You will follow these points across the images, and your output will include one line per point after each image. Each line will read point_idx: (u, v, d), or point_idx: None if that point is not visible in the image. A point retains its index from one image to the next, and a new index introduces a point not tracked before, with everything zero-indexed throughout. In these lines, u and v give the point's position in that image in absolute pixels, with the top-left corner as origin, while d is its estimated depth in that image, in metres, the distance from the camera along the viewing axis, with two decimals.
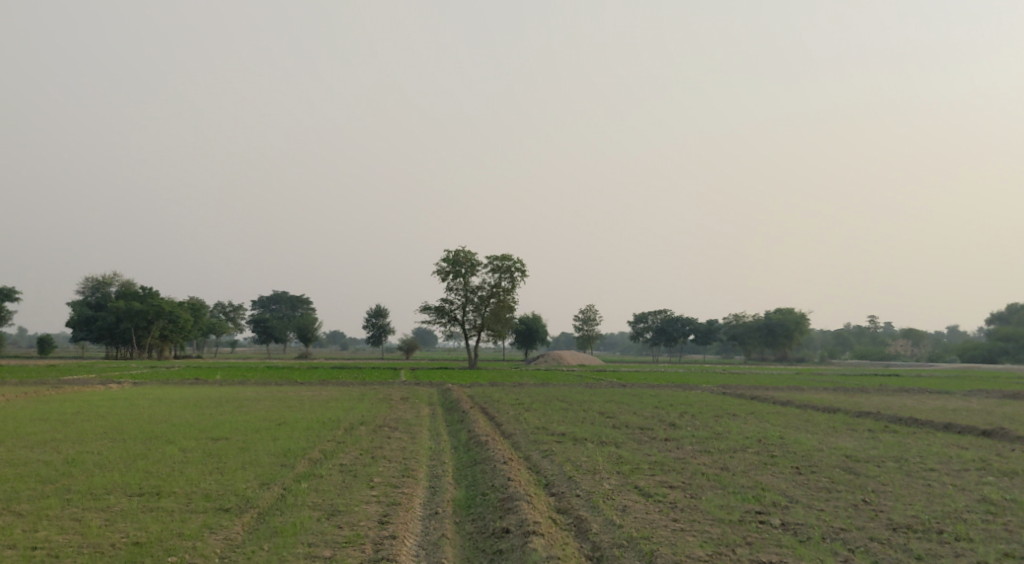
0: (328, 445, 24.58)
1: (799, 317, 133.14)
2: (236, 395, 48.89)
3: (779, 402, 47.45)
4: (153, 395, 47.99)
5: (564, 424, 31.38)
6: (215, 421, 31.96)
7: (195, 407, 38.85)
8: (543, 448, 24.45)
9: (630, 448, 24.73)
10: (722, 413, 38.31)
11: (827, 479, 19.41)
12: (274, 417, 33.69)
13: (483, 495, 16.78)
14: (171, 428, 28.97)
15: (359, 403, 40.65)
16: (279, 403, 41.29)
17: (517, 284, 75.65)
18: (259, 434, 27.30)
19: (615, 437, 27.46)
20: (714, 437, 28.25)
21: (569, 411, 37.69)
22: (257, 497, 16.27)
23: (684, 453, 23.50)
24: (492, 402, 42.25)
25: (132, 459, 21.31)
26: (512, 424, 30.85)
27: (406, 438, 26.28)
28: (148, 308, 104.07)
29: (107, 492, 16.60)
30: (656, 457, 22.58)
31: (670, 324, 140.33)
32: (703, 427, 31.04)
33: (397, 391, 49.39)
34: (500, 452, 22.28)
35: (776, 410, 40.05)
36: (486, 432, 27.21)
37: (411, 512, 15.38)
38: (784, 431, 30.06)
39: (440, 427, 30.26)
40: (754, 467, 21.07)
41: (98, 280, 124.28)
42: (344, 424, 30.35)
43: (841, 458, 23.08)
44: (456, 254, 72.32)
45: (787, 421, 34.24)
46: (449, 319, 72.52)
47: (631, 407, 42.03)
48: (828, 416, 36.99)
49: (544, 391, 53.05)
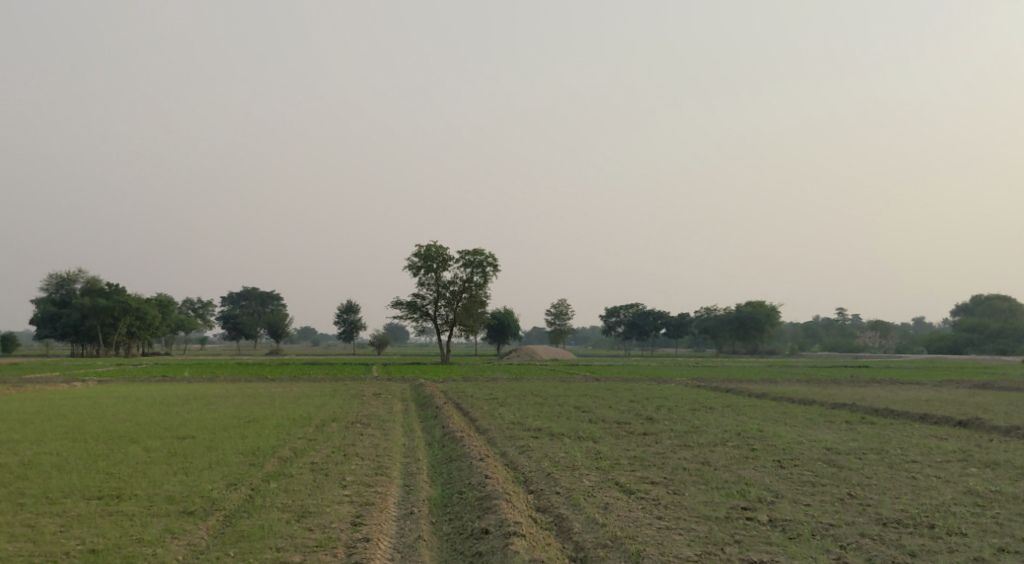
0: (299, 443, 23.88)
1: (769, 311, 133.79)
2: (204, 392, 47.83)
3: (754, 395, 47.23)
4: (118, 393, 46.84)
5: (539, 419, 30.85)
6: (180, 420, 31.06)
7: (161, 405, 37.86)
8: (519, 444, 23.88)
9: (609, 443, 24.22)
10: (699, 406, 37.92)
11: (810, 473, 19.02)
12: (243, 414, 32.83)
13: (460, 493, 16.18)
14: (135, 427, 28.06)
15: (330, 400, 39.91)
16: (248, 400, 40.39)
17: (490, 278, 75.00)
18: (227, 433, 26.49)
19: (593, 432, 26.94)
20: (693, 430, 27.81)
21: (544, 406, 37.15)
22: (223, 499, 15.57)
23: (664, 448, 23.04)
24: (466, 397, 41.60)
25: (93, 461, 20.50)
26: (487, 420, 30.26)
27: (379, 435, 25.60)
28: (114, 305, 102.27)
29: (65, 496, 15.85)
30: (636, 452, 22.13)
31: (642, 318, 140.38)
32: (680, 421, 30.60)
33: (369, 387, 48.61)
34: (476, 449, 21.68)
35: (751, 403, 39.77)
36: (460, 428, 26.58)
37: (386, 513, 14.76)
38: (762, 424, 29.70)
39: (414, 423, 29.61)
40: (735, 461, 20.66)
41: (63, 277, 122.02)
42: (314, 421, 29.60)
43: (823, 450, 22.71)
44: (427, 248, 71.54)
45: (764, 414, 33.93)
46: (421, 315, 71.73)
47: (606, 401, 41.58)
48: (804, 408, 36.74)
49: (518, 385, 52.50)
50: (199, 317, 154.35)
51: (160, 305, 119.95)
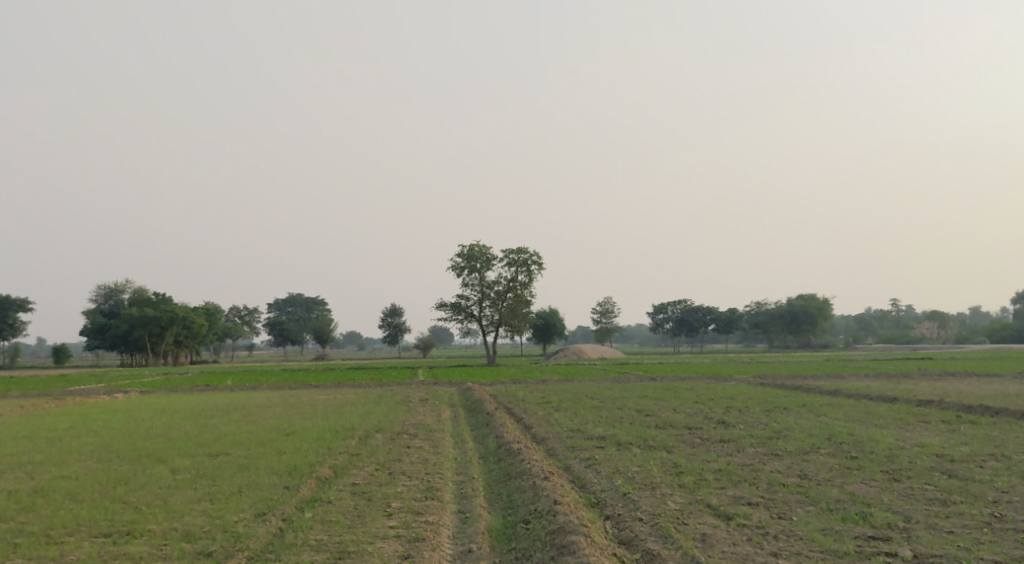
0: (340, 459, 21.57)
1: (823, 304, 129.44)
2: (247, 401, 46.21)
3: (824, 392, 44.09)
4: (158, 405, 45.34)
5: (600, 425, 28.28)
6: (218, 433, 29.18)
7: (200, 418, 36.07)
8: (584, 456, 21.38)
9: (685, 453, 21.65)
10: (770, 407, 34.97)
11: (933, 487, 16.23)
12: (284, 426, 30.85)
13: (525, 524, 13.73)
14: (166, 443, 26.17)
15: (376, 407, 37.81)
16: (291, 410, 38.43)
17: (536, 278, 72.50)
18: (264, 448, 24.43)
19: (664, 440, 24.23)
20: (774, 435, 25.03)
21: (603, 410, 34.63)
22: (249, 535, 13.34)
23: (750, 458, 20.34)
24: (517, 401, 39.22)
25: (112, 486, 18.47)
26: (544, 427, 27.80)
27: (428, 449, 23.14)
28: (162, 315, 101.53)
29: (67, 533, 13.77)
30: (720, 465, 19.45)
31: (690, 315, 136.41)
32: (756, 426, 27.85)
33: (415, 392, 46.51)
34: (539, 465, 19.13)
35: (827, 401, 36.73)
36: (516, 438, 24.12)
37: (439, 552, 12.49)
38: (850, 426, 26.82)
39: (465, 432, 27.20)
40: (838, 474, 17.93)
41: (111, 288, 122.04)
42: (358, 433, 27.42)
43: (934, 458, 19.85)
44: (470, 248, 69.31)
45: (846, 414, 31.09)
46: (465, 316, 69.55)
47: (668, 402, 38.94)
48: (887, 407, 33.70)
49: (570, 387, 50.10)
50: (246, 324, 154.02)
51: (206, 314, 119.36)
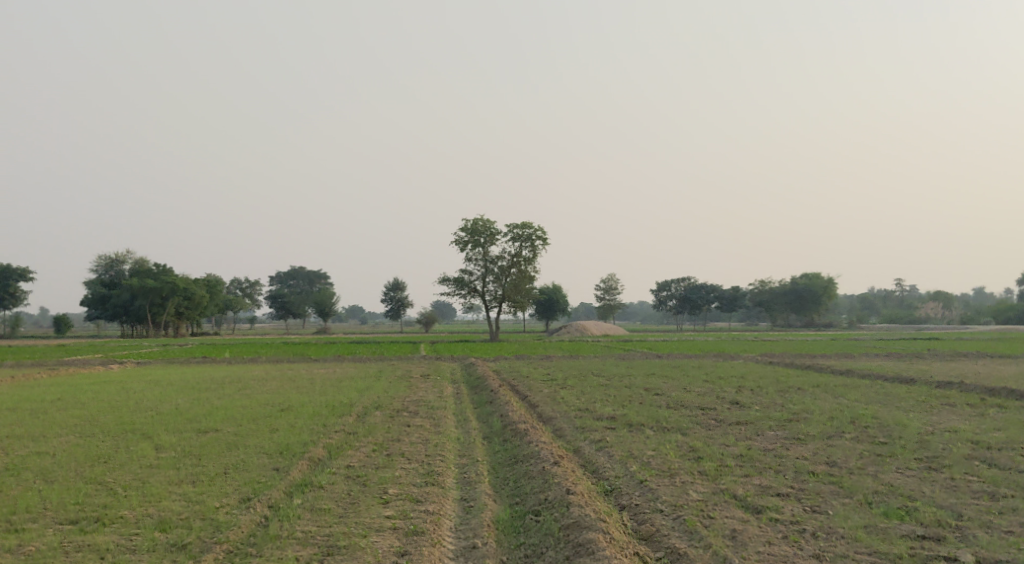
0: (336, 439, 20.31)
1: (828, 283, 128.06)
2: (244, 375, 44.98)
3: (836, 372, 42.92)
4: (152, 376, 44.21)
5: (609, 405, 26.97)
6: (210, 408, 27.96)
7: (193, 391, 34.89)
8: (594, 438, 20.11)
9: (701, 436, 20.39)
10: (784, 387, 33.78)
11: (977, 478, 14.99)
12: (279, 401, 29.62)
13: (534, 515, 12.55)
14: (155, 418, 24.96)
15: (375, 382, 36.62)
16: (287, 385, 37.23)
17: (540, 253, 71.09)
18: (256, 424, 23.20)
19: (679, 422, 22.93)
20: (793, 419, 23.78)
21: (611, 388, 33.42)
22: (230, 524, 12.10)
23: (772, 443, 19.06)
24: (521, 378, 37.93)
25: (89, 465, 17.19)
26: (550, 407, 26.51)
27: (428, 428, 21.85)
28: (163, 285, 100.36)
29: (31, 519, 12.50)
30: (739, 450, 18.17)
31: (694, 293, 134.81)
32: (773, 407, 26.56)
33: (416, 367, 45.38)
34: (547, 448, 17.87)
35: (842, 382, 35.50)
36: (522, 418, 22.85)
37: (440, 549, 11.33)
38: (871, 409, 25.60)
39: (468, 411, 25.94)
40: (870, 462, 16.69)
41: (111, 257, 120.84)
42: (355, 410, 26.19)
43: (970, 445, 18.54)
44: (474, 222, 67.88)
45: (865, 395, 29.84)
46: (468, 291, 68.26)
47: (677, 381, 37.73)
48: (907, 389, 32.43)
49: (574, 364, 48.92)
50: (248, 296, 152.91)
51: (208, 285, 118.21)
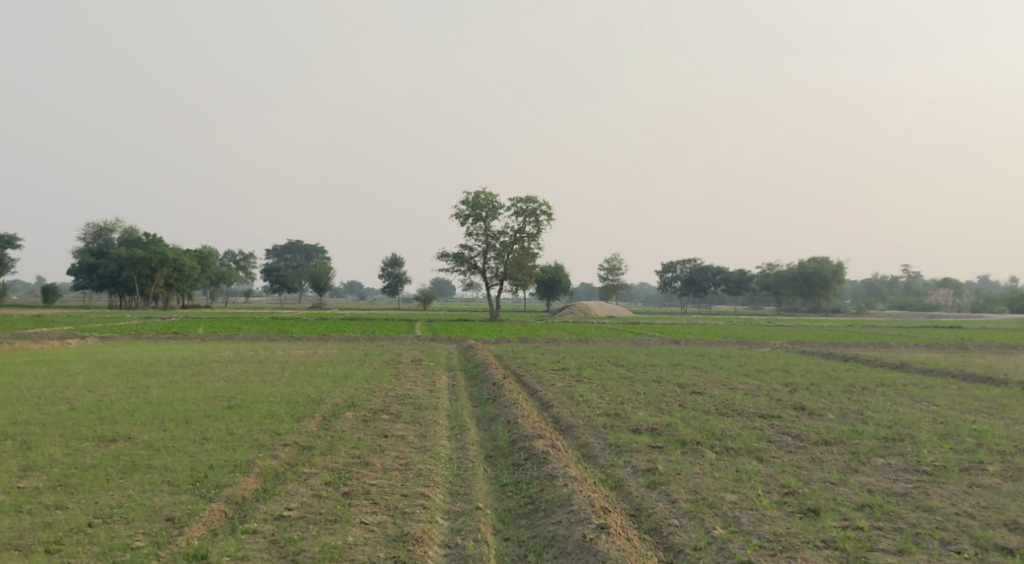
0: (279, 460, 14.43)
1: (839, 267, 121.74)
2: (209, 354, 39.32)
3: (886, 365, 37.11)
4: (102, 355, 38.31)
5: (643, 408, 21.28)
6: (144, 401, 22.20)
7: (140, 375, 29.19)
8: (639, 465, 14.27)
9: (788, 466, 14.63)
10: (844, 386, 28.11)
11: None
12: (231, 393, 23.87)
13: None
14: (62, 416, 19.30)
15: (356, 369, 30.92)
16: (255, 370, 31.49)
17: (544, 228, 65.25)
18: (181, 430, 17.50)
19: (745, 439, 17.16)
20: (893, 436, 18.00)
21: (636, 383, 27.76)
22: None
23: (898, 483, 13.27)
24: (527, 366, 32.25)
25: None
26: (569, 409, 20.77)
27: (411, 443, 16.06)
28: (151, 255, 94.20)
29: None
30: (862, 496, 12.36)
31: (700, 274, 128.83)
32: (852, 417, 20.79)
33: (406, 349, 39.65)
34: (581, 488, 12.15)
35: (908, 381, 29.77)
36: (536, 429, 16.99)
37: None
38: (983, 421, 19.90)
39: (465, 414, 20.15)
40: None
41: (100, 226, 114.57)
42: (322, 408, 20.46)
43: None
44: (475, 195, 62.01)
45: (952, 400, 24.13)
46: (468, 268, 62.46)
47: (709, 373, 32.07)
48: (995, 392, 26.77)
49: (585, 349, 43.30)
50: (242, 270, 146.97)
51: (200, 257, 112.52)
